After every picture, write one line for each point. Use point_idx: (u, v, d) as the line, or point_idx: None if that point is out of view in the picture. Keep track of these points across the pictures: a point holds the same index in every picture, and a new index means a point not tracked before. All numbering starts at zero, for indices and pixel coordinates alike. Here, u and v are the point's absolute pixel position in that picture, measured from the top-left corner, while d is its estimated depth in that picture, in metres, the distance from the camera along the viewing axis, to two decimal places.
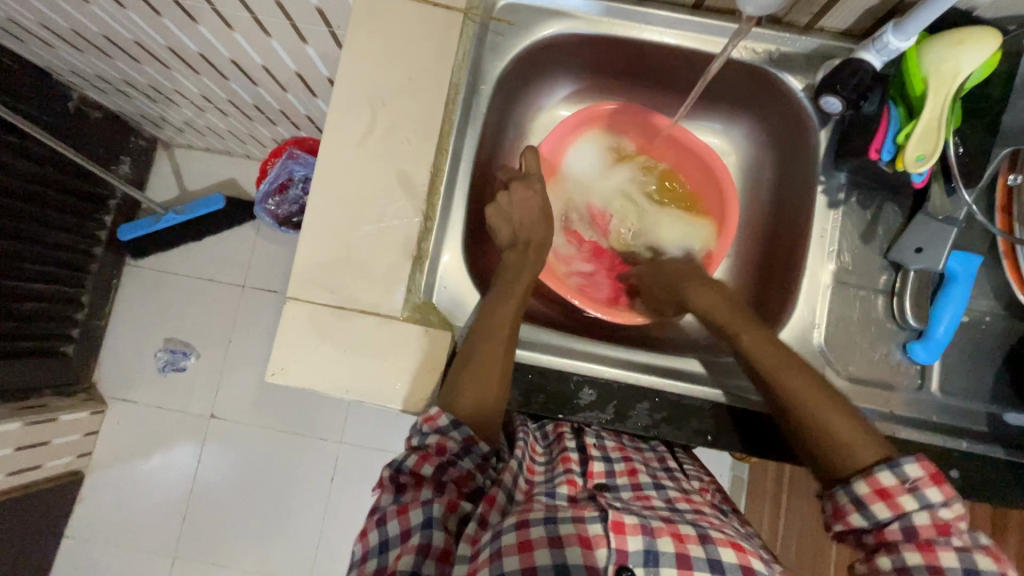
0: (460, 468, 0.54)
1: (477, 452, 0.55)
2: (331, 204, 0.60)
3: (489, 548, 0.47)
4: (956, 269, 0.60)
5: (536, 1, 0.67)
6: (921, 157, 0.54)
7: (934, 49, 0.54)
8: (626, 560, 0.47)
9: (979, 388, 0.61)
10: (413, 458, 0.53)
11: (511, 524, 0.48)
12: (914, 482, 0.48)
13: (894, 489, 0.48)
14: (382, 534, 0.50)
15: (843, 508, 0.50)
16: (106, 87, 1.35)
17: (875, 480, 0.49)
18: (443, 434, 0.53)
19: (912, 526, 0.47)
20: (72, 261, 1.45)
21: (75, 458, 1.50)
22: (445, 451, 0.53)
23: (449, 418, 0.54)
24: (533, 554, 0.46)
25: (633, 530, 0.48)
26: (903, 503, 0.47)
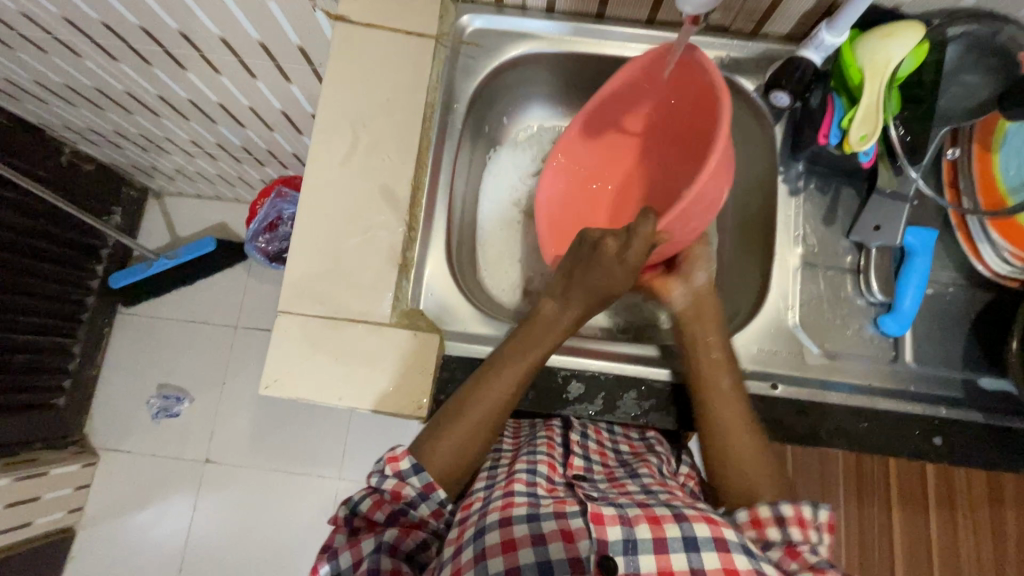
0: (411, 516, 0.56)
1: (434, 499, 0.57)
2: (318, 219, 0.63)
3: (472, 550, 0.52)
4: (913, 243, 0.63)
5: (502, 26, 0.72)
6: (863, 137, 0.58)
7: (867, 43, 0.59)
8: (606, 548, 0.51)
9: (953, 356, 0.64)
10: (367, 502, 0.56)
11: (494, 522, 0.53)
12: (820, 521, 0.54)
13: (767, 520, 0.54)
14: (336, 568, 0.53)
15: (763, 519, 0.54)
16: (98, 140, 1.40)
17: (798, 510, 0.54)
18: (400, 478, 0.56)
19: (817, 553, 0.52)
20: (63, 311, 1.46)
21: (65, 514, 1.46)
22: (400, 499, 0.56)
23: (411, 462, 0.57)
24: (518, 552, 0.51)
25: (611, 520, 0.52)
26: (812, 534, 0.53)
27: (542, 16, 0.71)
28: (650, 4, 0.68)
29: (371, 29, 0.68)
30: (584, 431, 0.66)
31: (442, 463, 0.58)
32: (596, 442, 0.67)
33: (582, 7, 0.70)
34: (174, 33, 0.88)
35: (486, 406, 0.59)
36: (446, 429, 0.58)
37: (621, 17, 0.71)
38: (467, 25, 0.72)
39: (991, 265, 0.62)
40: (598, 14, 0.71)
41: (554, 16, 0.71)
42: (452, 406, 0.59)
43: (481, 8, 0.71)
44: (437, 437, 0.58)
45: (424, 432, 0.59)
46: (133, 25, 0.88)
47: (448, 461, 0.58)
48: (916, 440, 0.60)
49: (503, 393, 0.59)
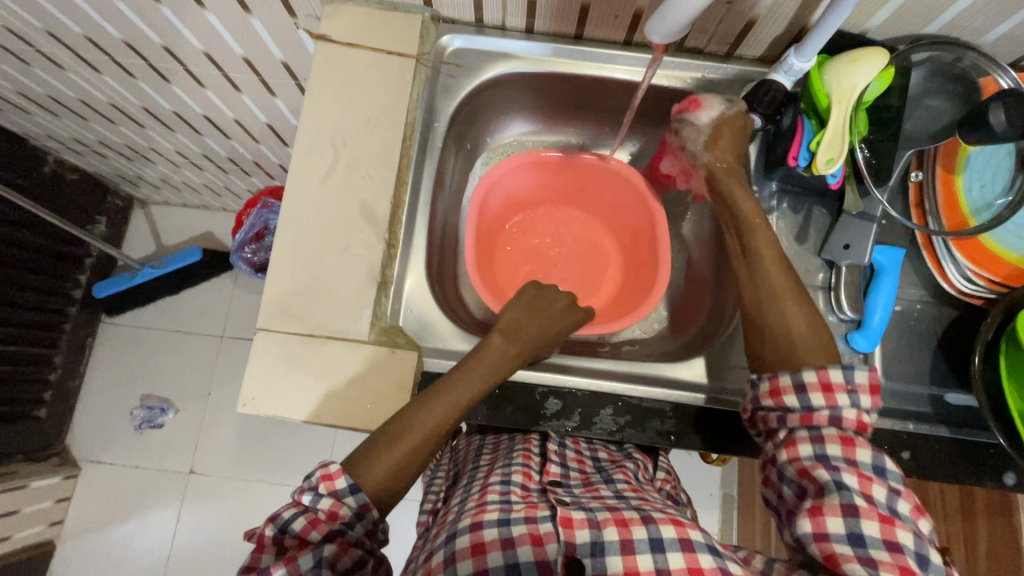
0: (348, 535, 0.52)
1: (370, 519, 0.53)
2: (298, 237, 0.64)
3: (443, 554, 0.52)
4: (882, 261, 0.65)
5: (482, 46, 0.73)
6: (830, 160, 0.61)
7: (833, 69, 0.61)
8: (574, 551, 0.52)
9: (920, 371, 0.65)
10: (301, 521, 0.52)
11: (465, 526, 0.53)
12: (853, 386, 0.53)
13: (786, 389, 0.54)
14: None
15: (781, 389, 0.54)
16: (82, 150, 1.39)
17: (824, 375, 0.53)
18: (337, 496, 0.52)
19: (840, 416, 0.53)
20: (45, 321, 1.45)
21: (45, 528, 1.43)
22: (336, 519, 0.51)
23: (347, 480, 0.53)
24: (486, 556, 0.51)
25: (580, 523, 0.53)
26: (839, 399, 0.52)
27: (522, 37, 0.73)
28: (627, 26, 0.69)
29: (351, 49, 0.68)
30: (562, 443, 0.68)
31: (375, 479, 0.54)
32: (574, 453, 0.68)
33: (561, 29, 0.72)
34: (158, 48, 0.89)
35: (424, 424, 0.56)
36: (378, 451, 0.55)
37: (599, 38, 0.72)
38: (447, 45, 0.73)
39: (955, 283, 0.63)
40: (576, 34, 0.72)
41: (533, 37, 0.72)
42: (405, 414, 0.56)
43: (461, 28, 0.72)
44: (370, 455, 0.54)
45: (356, 450, 0.55)
46: (117, 39, 0.88)
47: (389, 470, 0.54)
48: (884, 455, 0.61)
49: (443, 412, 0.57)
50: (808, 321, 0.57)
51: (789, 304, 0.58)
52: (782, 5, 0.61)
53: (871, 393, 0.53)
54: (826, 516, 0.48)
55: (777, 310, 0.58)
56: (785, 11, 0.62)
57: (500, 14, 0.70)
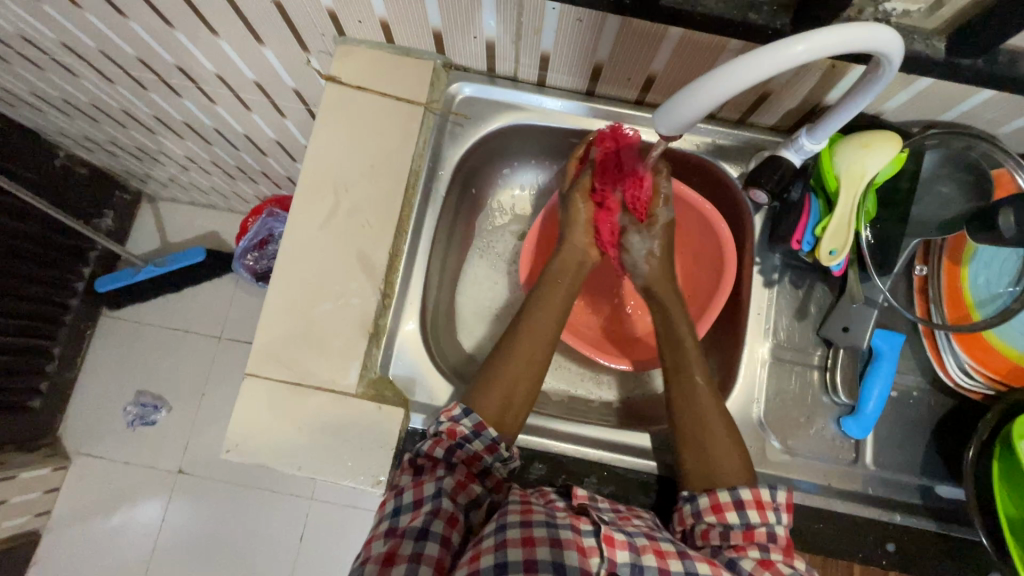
0: (469, 450, 0.58)
1: (488, 436, 0.58)
2: (293, 283, 0.64)
3: (494, 539, 0.51)
4: (881, 347, 0.63)
5: (492, 96, 0.73)
6: (834, 251, 0.60)
7: (844, 153, 0.60)
8: (615, 567, 0.50)
9: (911, 460, 0.64)
10: (428, 442, 0.58)
11: (516, 519, 0.51)
12: (779, 503, 0.56)
13: (727, 505, 0.56)
14: (398, 503, 0.55)
15: (722, 505, 0.56)
16: (93, 147, 1.40)
17: (756, 492, 0.56)
18: (454, 420, 0.58)
19: (775, 532, 0.55)
20: (46, 313, 1.45)
21: (32, 518, 1.44)
22: (456, 436, 0.57)
23: (461, 407, 0.59)
24: (536, 549, 0.49)
25: (621, 544, 0.51)
26: (770, 515, 0.55)
27: (533, 90, 0.72)
28: (639, 87, 0.69)
29: (360, 92, 0.68)
30: None
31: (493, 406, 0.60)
32: None
33: (573, 84, 0.71)
34: (171, 66, 0.88)
35: (527, 334, 0.66)
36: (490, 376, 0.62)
37: (610, 95, 0.72)
38: (457, 92, 0.72)
39: (953, 376, 0.62)
40: (588, 91, 0.72)
41: (545, 90, 0.72)
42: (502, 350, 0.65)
43: (473, 76, 0.72)
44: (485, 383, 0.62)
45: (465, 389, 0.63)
46: (131, 55, 0.88)
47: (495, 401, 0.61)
48: (866, 547, 0.60)
49: (546, 319, 0.67)
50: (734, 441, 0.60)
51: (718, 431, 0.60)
52: (797, 84, 0.60)
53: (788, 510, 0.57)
54: None
55: (704, 426, 0.61)
56: (799, 89, 0.61)
57: (512, 66, 0.69)
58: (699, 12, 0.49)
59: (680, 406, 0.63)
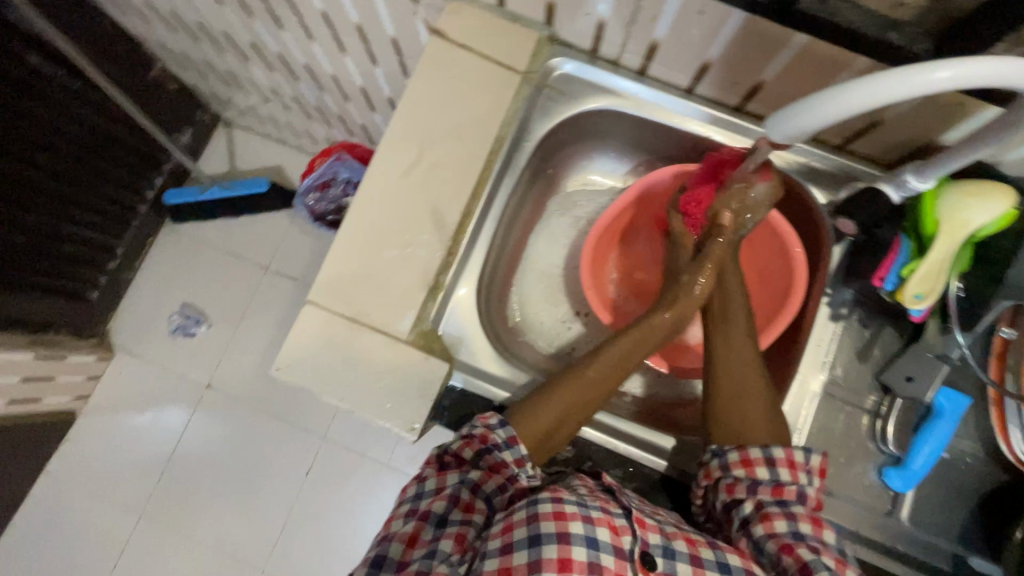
0: (497, 457, 0.57)
1: (518, 449, 0.57)
2: (366, 223, 0.65)
3: (525, 512, 0.51)
4: (943, 405, 0.61)
5: (591, 76, 0.72)
6: (920, 295, 0.58)
7: (950, 197, 0.57)
8: (648, 548, 0.51)
9: (950, 526, 0.62)
10: (457, 441, 0.59)
11: (546, 495, 0.51)
12: (812, 466, 0.55)
13: (758, 461, 0.55)
14: (420, 489, 0.57)
15: (753, 460, 0.55)
16: (187, 64, 1.45)
17: (790, 452, 0.55)
18: (489, 426, 0.58)
19: (805, 493, 0.54)
20: (117, 214, 1.53)
21: (71, 399, 1.54)
22: (487, 441, 0.57)
23: (498, 417, 0.58)
24: (569, 523, 0.49)
25: (653, 528, 0.52)
26: (801, 476, 0.54)
27: (632, 78, 0.71)
28: (743, 94, 0.67)
29: (462, 50, 0.68)
30: None
31: (539, 429, 0.60)
32: None
33: (674, 79, 0.70)
34: None
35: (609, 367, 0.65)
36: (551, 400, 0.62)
37: (709, 97, 0.70)
38: (557, 67, 0.71)
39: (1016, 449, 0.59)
40: (688, 88, 0.70)
41: (644, 80, 0.71)
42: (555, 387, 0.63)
43: (575, 54, 0.71)
44: (544, 402, 0.61)
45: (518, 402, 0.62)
46: None
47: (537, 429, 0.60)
48: None
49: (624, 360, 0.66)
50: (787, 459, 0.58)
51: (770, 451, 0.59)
52: (914, 118, 0.57)
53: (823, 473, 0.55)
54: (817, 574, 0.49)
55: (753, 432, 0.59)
56: (914, 124, 0.58)
57: (617, 50, 0.68)
58: (838, 21, 0.46)
59: (729, 409, 0.62)
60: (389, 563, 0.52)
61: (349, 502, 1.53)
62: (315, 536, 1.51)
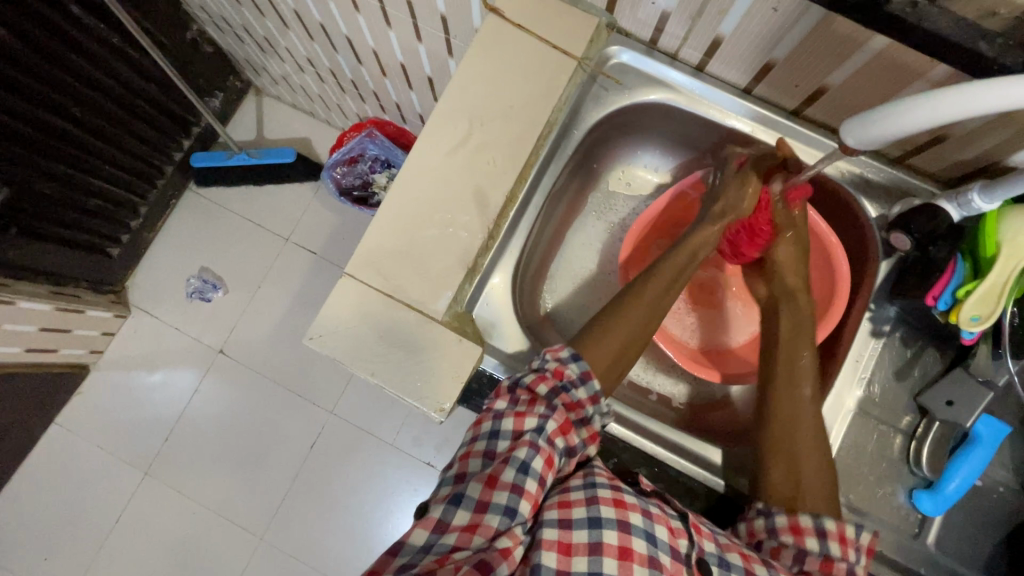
0: (572, 395, 0.56)
1: (592, 387, 0.57)
2: (408, 200, 0.64)
3: (584, 493, 0.52)
4: (981, 431, 0.60)
5: (647, 68, 0.70)
6: (976, 318, 0.56)
7: (1015, 219, 0.55)
8: (704, 556, 0.51)
9: (975, 554, 0.61)
10: (531, 376, 0.56)
11: (605, 482, 0.53)
12: (862, 544, 0.52)
13: (807, 530, 0.53)
14: (496, 426, 0.53)
15: (802, 529, 0.53)
16: (225, 28, 1.44)
17: (841, 527, 0.52)
18: (562, 362, 0.57)
19: (853, 571, 0.52)
20: (144, 173, 1.53)
21: (86, 353, 1.55)
22: (561, 377, 0.56)
23: (569, 351, 0.58)
24: (628, 513, 0.50)
25: (707, 535, 0.52)
26: (851, 553, 0.52)
27: (688, 73, 0.69)
28: (803, 97, 0.65)
29: (519, 31, 0.67)
30: None
31: (601, 359, 0.60)
32: None
33: (733, 77, 0.68)
34: None
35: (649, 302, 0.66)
36: (605, 330, 0.63)
37: (766, 98, 0.69)
38: (613, 55, 0.70)
39: None
40: (745, 88, 0.69)
41: (701, 76, 0.69)
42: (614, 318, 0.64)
43: (633, 43, 0.69)
44: (602, 336, 0.62)
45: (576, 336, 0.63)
46: None
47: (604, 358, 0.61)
48: None
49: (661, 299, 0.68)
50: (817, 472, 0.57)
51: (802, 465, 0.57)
52: (984, 134, 0.56)
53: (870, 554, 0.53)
54: None
55: None
56: (982, 141, 0.57)
57: (677, 42, 0.67)
58: (925, 27, 0.44)
59: None
60: (468, 503, 0.48)
61: (351, 478, 1.54)
62: (315, 508, 1.52)
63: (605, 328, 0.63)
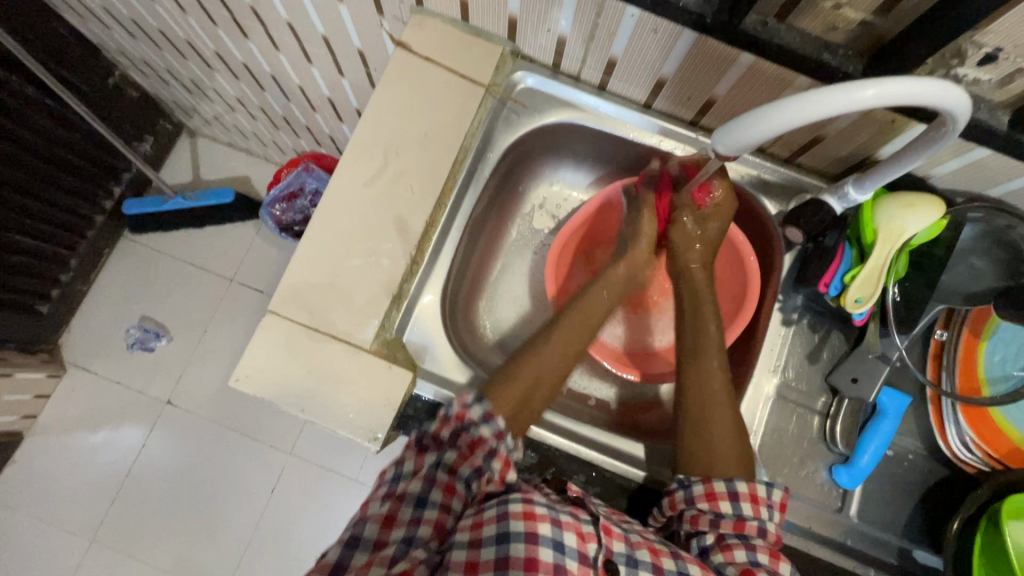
0: (473, 433, 0.58)
1: (496, 424, 0.58)
2: (328, 232, 0.65)
3: (496, 510, 0.52)
4: (886, 404, 0.64)
5: (553, 90, 0.74)
6: (860, 300, 0.61)
7: (886, 208, 0.61)
8: (612, 557, 0.53)
9: (895, 520, 0.65)
10: (434, 424, 0.59)
11: (517, 496, 0.53)
12: (773, 501, 0.56)
13: (722, 495, 0.57)
14: (398, 471, 0.57)
15: (717, 493, 0.57)
16: (149, 72, 1.43)
17: (753, 488, 0.57)
18: (465, 405, 0.59)
19: (766, 528, 0.56)
20: (73, 225, 1.48)
21: (18, 419, 1.46)
22: (462, 419, 0.58)
23: (474, 396, 0.61)
24: (537, 524, 0.51)
25: (619, 536, 0.54)
26: (763, 511, 0.56)
27: (593, 92, 0.73)
28: (696, 109, 0.70)
29: (426, 62, 0.69)
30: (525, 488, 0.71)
31: (507, 400, 0.61)
32: None
33: (632, 94, 0.72)
34: (247, 8, 0.90)
35: (556, 348, 0.67)
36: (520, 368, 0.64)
37: (666, 111, 0.73)
38: (520, 80, 0.73)
39: (953, 447, 0.63)
40: (645, 103, 0.73)
41: (604, 95, 0.73)
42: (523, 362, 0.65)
43: (538, 68, 0.73)
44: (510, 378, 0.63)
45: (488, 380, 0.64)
46: None
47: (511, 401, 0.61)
48: None
49: (585, 334, 0.70)
50: (740, 460, 0.60)
51: (726, 455, 0.60)
52: (853, 133, 0.61)
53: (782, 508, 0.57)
54: None
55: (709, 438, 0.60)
56: (854, 139, 0.62)
57: (578, 65, 0.71)
58: (776, 43, 0.49)
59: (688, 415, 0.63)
60: (366, 545, 0.52)
61: (316, 519, 1.49)
62: (279, 556, 1.46)
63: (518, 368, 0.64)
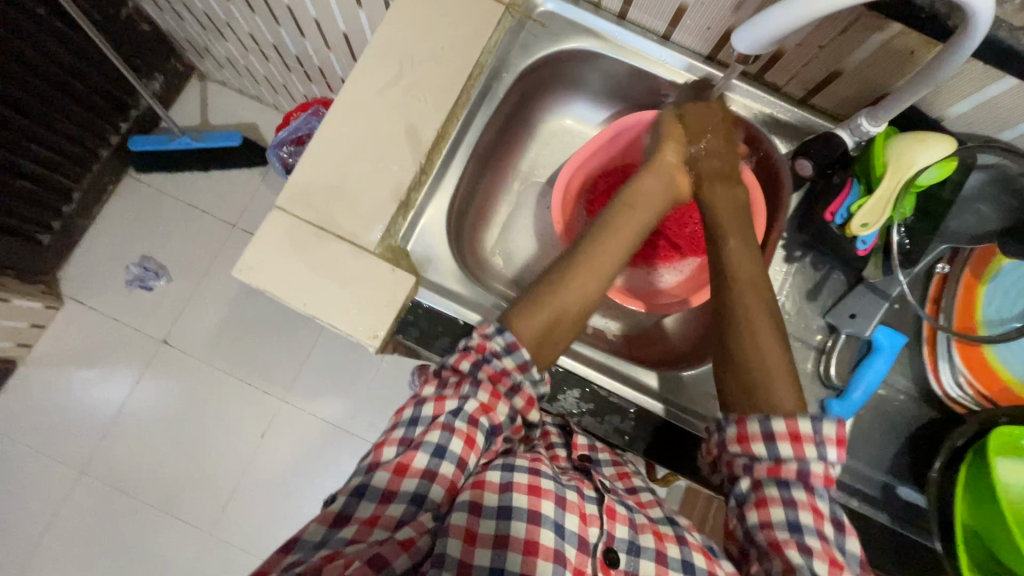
0: (495, 366, 0.56)
1: (519, 355, 0.56)
2: (340, 136, 0.65)
3: (501, 475, 0.55)
4: (882, 340, 0.65)
5: (573, 16, 0.74)
6: (865, 226, 0.62)
7: (898, 143, 0.61)
8: (613, 542, 0.55)
9: (881, 457, 0.65)
10: (455, 354, 0.57)
11: (524, 466, 0.56)
12: (824, 437, 0.51)
13: (755, 435, 0.53)
14: (416, 413, 0.56)
15: (749, 434, 0.54)
16: (162, 4, 1.41)
17: (792, 424, 0.52)
18: (486, 336, 0.57)
19: (808, 470, 0.51)
20: (78, 156, 1.47)
21: (13, 346, 1.46)
22: (485, 350, 0.56)
23: (496, 326, 0.58)
24: (541, 499, 0.54)
25: (621, 519, 0.56)
26: (807, 450, 0.51)
27: (612, 20, 0.74)
28: (715, 41, 0.70)
29: None
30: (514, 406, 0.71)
31: (533, 333, 0.59)
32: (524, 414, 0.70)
33: (652, 23, 0.72)
34: None
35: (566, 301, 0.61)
36: (552, 294, 0.61)
37: (684, 45, 0.73)
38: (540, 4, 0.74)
39: (945, 386, 0.64)
40: (664, 35, 0.73)
41: (623, 24, 0.74)
42: (544, 298, 0.61)
43: None
44: (533, 308, 0.60)
45: (510, 306, 0.61)
46: None
47: (534, 329, 0.59)
48: None
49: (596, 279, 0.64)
50: None
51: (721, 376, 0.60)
52: (870, 67, 0.61)
53: (840, 445, 0.51)
54: (785, 550, 0.50)
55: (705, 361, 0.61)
56: (869, 74, 0.62)
57: None
58: None
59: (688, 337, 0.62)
60: (373, 495, 0.51)
61: (304, 466, 1.50)
62: (265, 499, 1.47)
63: (542, 297, 0.61)
